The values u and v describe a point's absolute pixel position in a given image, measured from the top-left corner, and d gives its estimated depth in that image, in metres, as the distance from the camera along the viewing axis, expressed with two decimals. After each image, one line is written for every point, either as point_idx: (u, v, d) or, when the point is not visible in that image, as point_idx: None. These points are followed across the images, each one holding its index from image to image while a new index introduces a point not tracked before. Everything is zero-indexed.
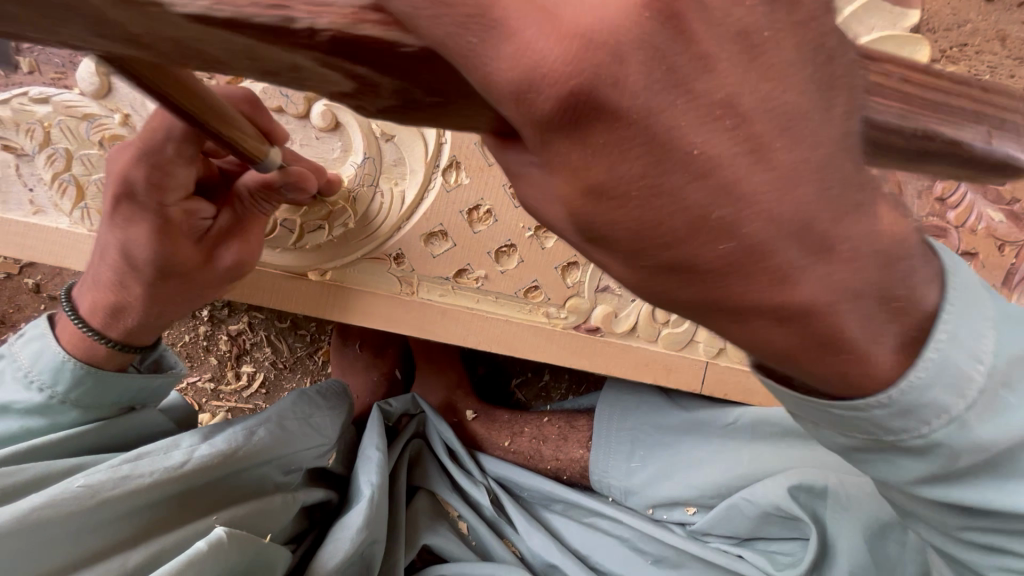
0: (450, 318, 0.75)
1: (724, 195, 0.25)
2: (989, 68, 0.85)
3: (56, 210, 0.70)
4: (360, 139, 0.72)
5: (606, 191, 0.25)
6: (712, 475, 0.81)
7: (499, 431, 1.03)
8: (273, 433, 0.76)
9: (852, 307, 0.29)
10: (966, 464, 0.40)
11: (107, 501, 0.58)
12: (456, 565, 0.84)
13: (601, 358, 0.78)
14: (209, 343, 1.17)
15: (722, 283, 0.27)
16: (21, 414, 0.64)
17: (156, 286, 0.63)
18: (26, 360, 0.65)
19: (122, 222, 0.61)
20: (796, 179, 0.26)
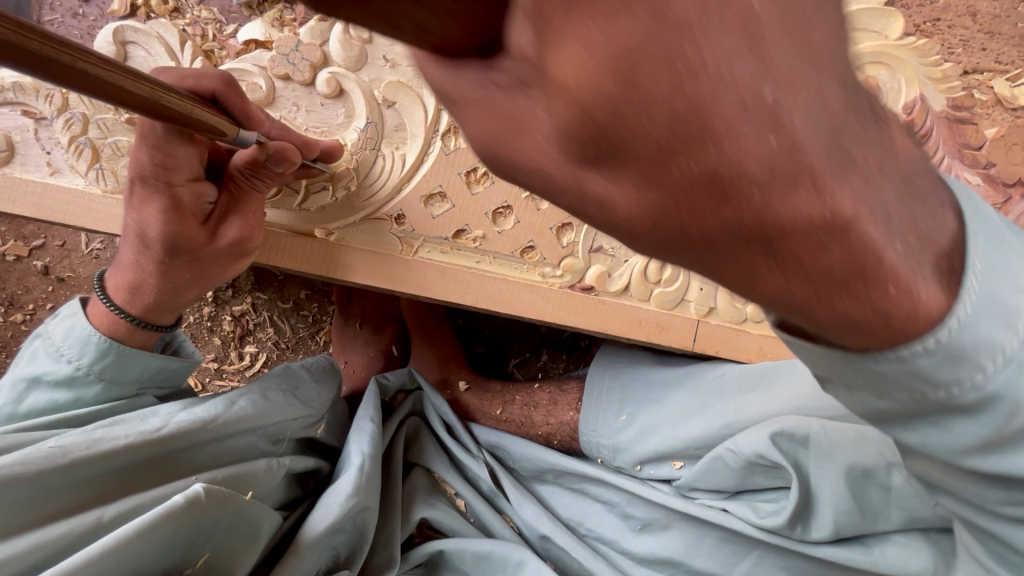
0: (448, 277, 0.78)
1: (767, 75, 0.23)
2: (962, 41, 0.88)
3: (71, 171, 0.73)
4: (363, 106, 0.75)
5: (633, 69, 0.22)
6: (699, 428, 0.82)
7: (491, 400, 1.07)
8: (256, 403, 0.77)
9: (778, 196, 0.26)
10: (944, 386, 0.37)
11: (79, 461, 0.59)
12: (455, 540, 0.85)
13: (594, 316, 0.81)
14: (213, 323, 1.19)
15: (637, 179, 0.26)
16: (50, 386, 0.67)
17: (166, 262, 0.67)
18: (58, 336, 0.68)
19: (138, 202, 0.65)
20: (817, 73, 0.25)
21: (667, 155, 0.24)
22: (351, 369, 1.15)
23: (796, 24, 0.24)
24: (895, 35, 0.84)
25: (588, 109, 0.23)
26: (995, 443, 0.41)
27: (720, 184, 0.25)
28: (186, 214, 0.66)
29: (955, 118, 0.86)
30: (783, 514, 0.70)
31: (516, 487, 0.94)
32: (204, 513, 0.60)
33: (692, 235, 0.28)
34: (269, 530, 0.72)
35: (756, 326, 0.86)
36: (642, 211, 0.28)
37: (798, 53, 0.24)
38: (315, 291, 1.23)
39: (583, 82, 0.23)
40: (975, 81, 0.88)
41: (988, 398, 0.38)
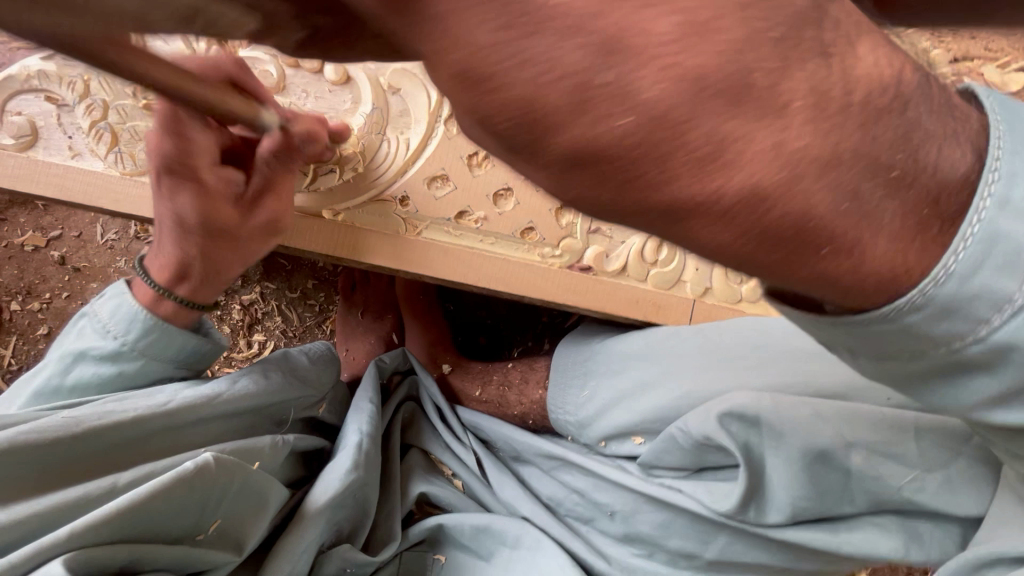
0: (450, 256, 0.81)
1: (610, 56, 0.26)
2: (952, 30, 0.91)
3: (91, 154, 0.76)
4: (370, 91, 0.78)
5: (484, 76, 0.27)
6: (656, 401, 0.83)
7: (471, 382, 1.10)
8: (258, 382, 0.78)
9: (694, 176, 0.28)
10: (955, 338, 0.36)
11: (90, 431, 0.61)
12: (456, 514, 0.87)
13: (595, 296, 0.84)
14: (223, 312, 1.22)
15: (531, 162, 0.30)
16: (94, 360, 0.70)
17: (204, 243, 0.70)
18: (104, 313, 0.70)
19: (169, 191, 0.68)
20: (698, 45, 0.27)
21: (539, 141, 0.28)
22: (353, 356, 1.18)
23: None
24: None
25: (490, 124, 0.28)
26: (1016, 397, 0.39)
27: (602, 171, 0.28)
28: (217, 199, 0.68)
29: None
30: (734, 499, 0.71)
31: (497, 469, 0.95)
32: (216, 482, 0.63)
33: (611, 212, 0.31)
34: (276, 502, 0.74)
35: (751, 306, 0.90)
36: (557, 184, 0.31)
37: (665, 33, 0.27)
38: (322, 281, 1.26)
39: (456, 92, 0.28)
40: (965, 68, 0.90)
41: (1001, 351, 0.36)
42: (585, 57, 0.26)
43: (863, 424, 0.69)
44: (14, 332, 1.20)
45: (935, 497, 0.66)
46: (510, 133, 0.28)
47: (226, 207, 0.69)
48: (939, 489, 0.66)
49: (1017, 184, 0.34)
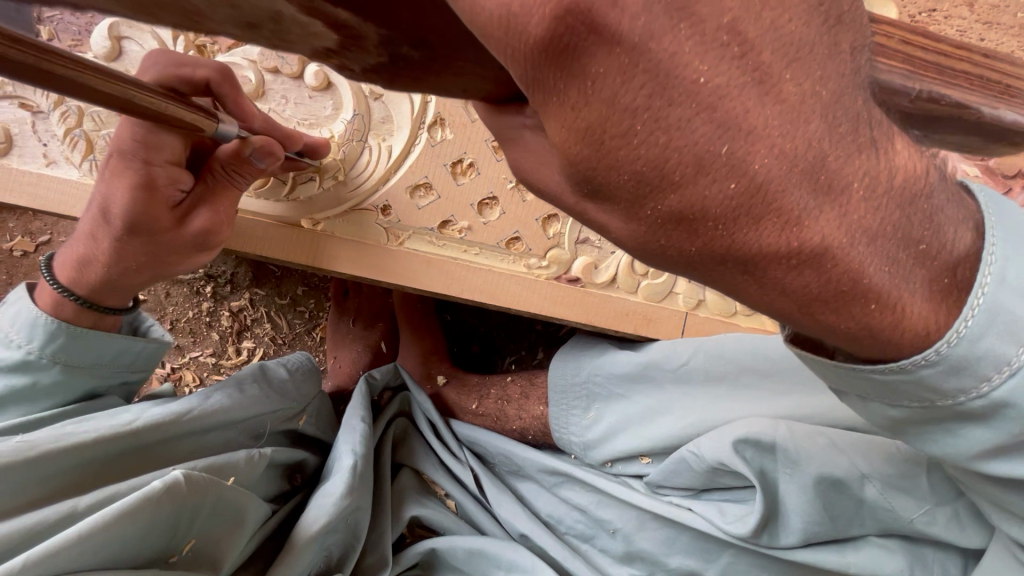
0: (435, 268, 0.79)
1: (726, 129, 0.28)
2: (960, 31, 0.87)
3: (66, 162, 0.75)
4: (350, 98, 0.76)
5: (604, 132, 0.29)
6: (670, 429, 0.80)
7: (468, 395, 1.07)
8: (230, 397, 0.77)
9: (768, 232, 0.31)
10: (952, 394, 0.41)
11: (47, 455, 0.59)
12: (445, 538, 0.85)
13: (581, 309, 0.81)
14: (211, 319, 1.21)
15: (617, 216, 0.33)
16: (4, 372, 0.66)
17: (124, 243, 0.66)
18: (5, 323, 0.67)
19: (108, 178, 0.65)
20: (799, 121, 0.29)
21: (644, 196, 0.30)
22: (340, 364, 1.17)
23: (762, 84, 0.29)
24: (890, 24, 0.83)
25: (575, 163, 0.31)
26: (1003, 449, 0.45)
27: (695, 225, 0.31)
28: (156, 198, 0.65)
29: None
30: (748, 524, 0.69)
31: (497, 486, 0.93)
32: (186, 501, 0.61)
33: (677, 260, 0.34)
34: (255, 519, 0.72)
35: (746, 319, 0.86)
36: (629, 237, 0.34)
37: (772, 104, 0.29)
38: (312, 287, 1.24)
39: (567, 141, 0.30)
40: None
41: (996, 405, 0.42)
42: (704, 128, 0.28)
43: (875, 453, 0.65)
44: None
45: (945, 531, 0.63)
46: (588, 147, 0.29)
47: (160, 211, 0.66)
48: (950, 523, 0.63)
49: (1013, 265, 0.39)
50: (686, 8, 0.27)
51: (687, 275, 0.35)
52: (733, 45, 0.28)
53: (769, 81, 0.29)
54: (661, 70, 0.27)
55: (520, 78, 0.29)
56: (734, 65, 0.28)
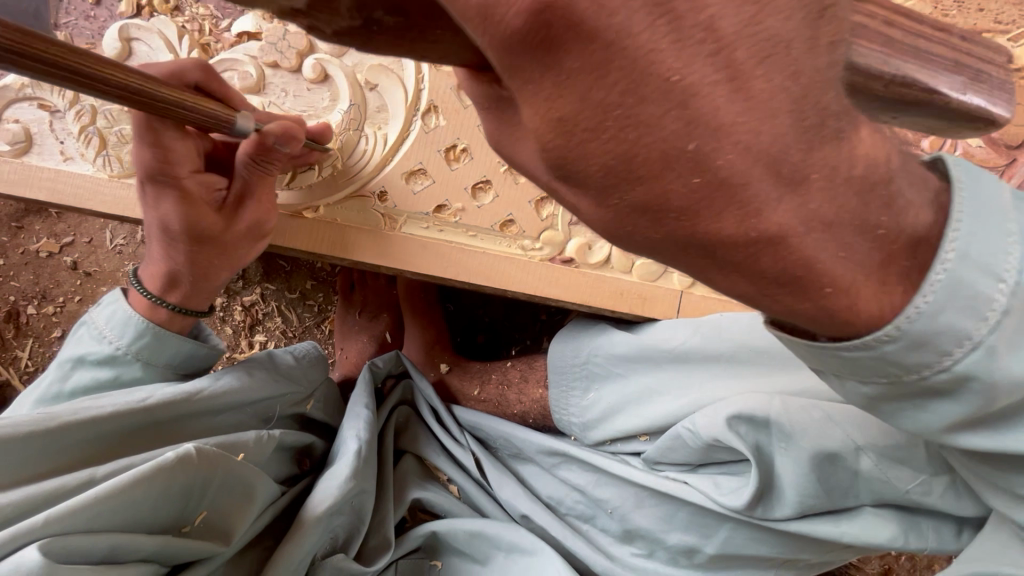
0: (429, 252, 0.81)
1: (696, 126, 0.28)
2: (956, 3, 0.86)
3: (80, 158, 0.79)
4: (346, 88, 0.79)
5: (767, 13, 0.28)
6: (666, 408, 0.79)
7: (470, 381, 1.08)
8: (240, 379, 0.80)
9: (860, 156, 0.34)
10: (935, 378, 0.43)
11: (65, 427, 0.63)
12: (446, 521, 0.86)
13: (573, 289, 0.81)
14: (225, 314, 1.25)
15: (755, 128, 0.29)
16: (93, 364, 0.73)
17: (191, 249, 0.73)
18: (100, 321, 0.74)
19: (152, 201, 0.71)
20: (788, 116, 0.29)
21: (661, 177, 0.30)
22: (346, 355, 1.19)
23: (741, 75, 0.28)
24: None
25: (724, 47, 0.27)
26: (982, 425, 0.48)
27: (659, 215, 0.31)
28: (198, 205, 0.72)
29: None
30: (742, 496, 0.69)
31: (497, 469, 0.94)
32: (200, 472, 0.65)
33: (792, 183, 0.31)
34: (264, 495, 0.76)
35: None
36: (753, 155, 0.30)
37: (742, 98, 0.28)
38: (320, 282, 1.27)
39: (541, 130, 0.30)
40: None
41: (974, 384, 0.43)
42: (845, 33, 0.31)
43: (871, 426, 0.64)
44: (31, 336, 1.25)
45: (940, 500, 0.62)
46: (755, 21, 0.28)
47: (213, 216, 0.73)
48: (946, 491, 0.62)
49: (975, 242, 0.40)
50: None
51: (665, 257, 0.36)
52: (707, 32, 0.27)
53: None
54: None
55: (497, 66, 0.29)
56: (710, 54, 0.27)
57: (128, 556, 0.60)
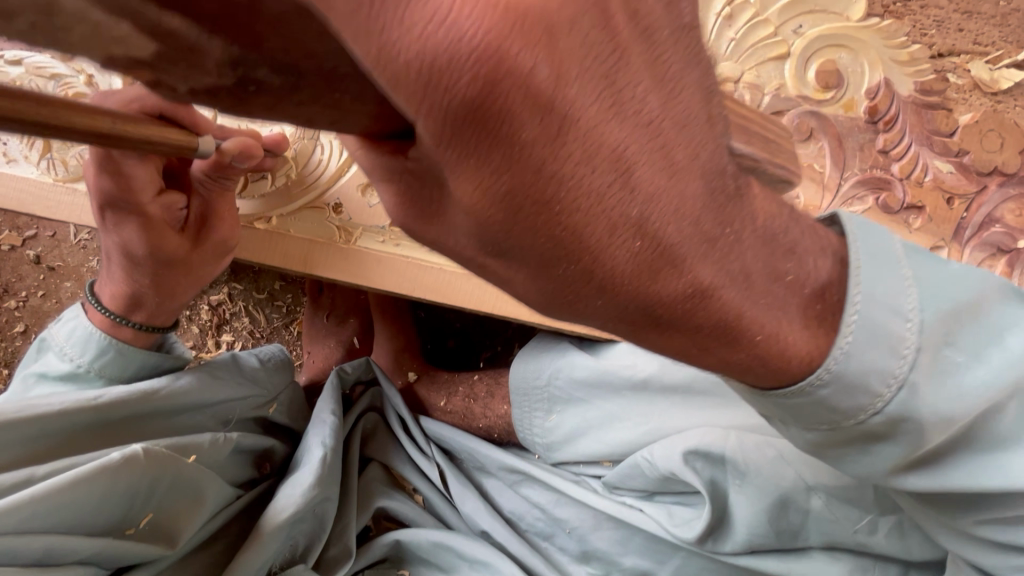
0: (386, 266, 0.79)
1: (637, 199, 0.29)
2: (936, 22, 0.83)
3: (25, 160, 0.76)
4: None
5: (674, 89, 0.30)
6: (626, 435, 0.75)
7: (437, 391, 1.03)
8: (198, 379, 0.77)
9: (749, 204, 0.36)
10: (852, 414, 0.44)
11: (10, 423, 0.62)
12: (410, 529, 0.86)
13: (531, 307, 0.80)
14: (191, 313, 1.23)
15: (677, 192, 0.31)
16: (54, 380, 0.72)
17: (157, 273, 0.72)
18: (62, 337, 0.72)
19: (114, 227, 0.70)
20: (698, 180, 0.32)
21: (611, 239, 0.30)
22: (314, 359, 1.18)
23: (665, 150, 0.30)
24: (859, 16, 0.80)
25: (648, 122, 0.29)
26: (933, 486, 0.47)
27: (605, 284, 0.31)
28: (162, 229, 0.71)
29: (924, 103, 0.81)
30: (694, 529, 0.68)
31: (460, 482, 0.92)
32: (139, 475, 0.63)
33: (710, 237, 0.33)
34: (217, 497, 0.74)
35: None
36: (678, 214, 0.31)
37: (666, 171, 0.30)
38: (289, 282, 1.25)
39: (478, 202, 0.28)
40: (948, 64, 0.83)
41: (894, 420, 0.44)
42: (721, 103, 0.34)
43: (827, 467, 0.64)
44: None
45: (886, 541, 0.63)
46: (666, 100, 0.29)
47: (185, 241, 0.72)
48: (892, 534, 0.63)
49: (879, 285, 0.42)
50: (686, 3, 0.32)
51: (603, 322, 0.35)
52: (641, 113, 0.28)
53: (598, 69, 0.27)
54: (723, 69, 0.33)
55: (422, 133, 0.26)
56: (645, 132, 0.29)
57: (66, 557, 0.60)
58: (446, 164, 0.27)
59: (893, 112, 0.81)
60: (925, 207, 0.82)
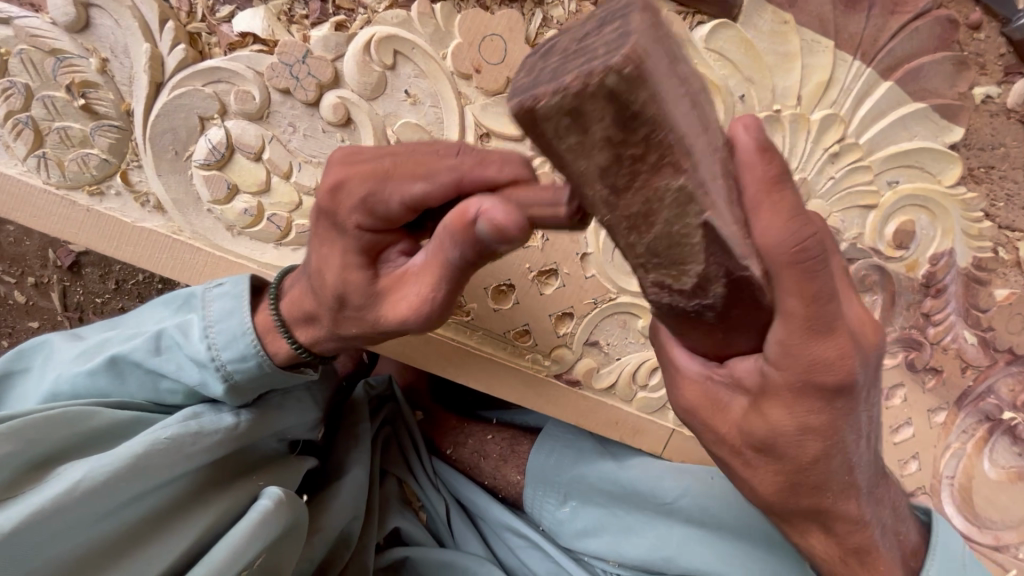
0: (440, 347, 0.76)
1: (797, 471, 0.49)
2: (1008, 195, 0.80)
3: (8, 151, 0.64)
4: (371, 141, 0.66)
5: (807, 464, 0.48)
6: (643, 549, 0.84)
7: (443, 437, 0.99)
8: (261, 413, 0.68)
9: (852, 525, 0.53)
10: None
11: (174, 462, 0.59)
12: (422, 551, 0.85)
13: (571, 410, 0.79)
14: (164, 286, 1.09)
15: (775, 469, 0.49)
16: (98, 365, 0.64)
17: (339, 312, 0.56)
18: (212, 316, 0.63)
19: (324, 241, 0.53)
20: (843, 485, 0.50)
21: (787, 445, 0.47)
22: None
23: (797, 464, 0.48)
24: (950, 182, 0.79)
25: (808, 454, 0.47)
26: None
27: (790, 485, 0.50)
28: (341, 250, 0.52)
29: (974, 277, 0.83)
30: None
31: (464, 522, 0.92)
32: (285, 518, 0.65)
33: (827, 503, 0.51)
34: (298, 531, 0.69)
35: None
36: (782, 491, 0.51)
37: (798, 464, 0.48)
38: None
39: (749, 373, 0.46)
40: (1006, 238, 0.82)
41: None
42: (855, 474, 0.50)
43: None
44: None
45: None
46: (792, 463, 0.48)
47: (359, 216, 0.49)
48: None
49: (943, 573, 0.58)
50: (826, 405, 0.44)
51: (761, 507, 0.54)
52: (816, 449, 0.47)
53: (799, 416, 0.45)
54: (842, 477, 0.50)
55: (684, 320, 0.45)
56: (809, 445, 0.46)
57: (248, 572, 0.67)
58: (751, 405, 0.47)
59: (945, 280, 0.83)
60: (942, 370, 0.86)
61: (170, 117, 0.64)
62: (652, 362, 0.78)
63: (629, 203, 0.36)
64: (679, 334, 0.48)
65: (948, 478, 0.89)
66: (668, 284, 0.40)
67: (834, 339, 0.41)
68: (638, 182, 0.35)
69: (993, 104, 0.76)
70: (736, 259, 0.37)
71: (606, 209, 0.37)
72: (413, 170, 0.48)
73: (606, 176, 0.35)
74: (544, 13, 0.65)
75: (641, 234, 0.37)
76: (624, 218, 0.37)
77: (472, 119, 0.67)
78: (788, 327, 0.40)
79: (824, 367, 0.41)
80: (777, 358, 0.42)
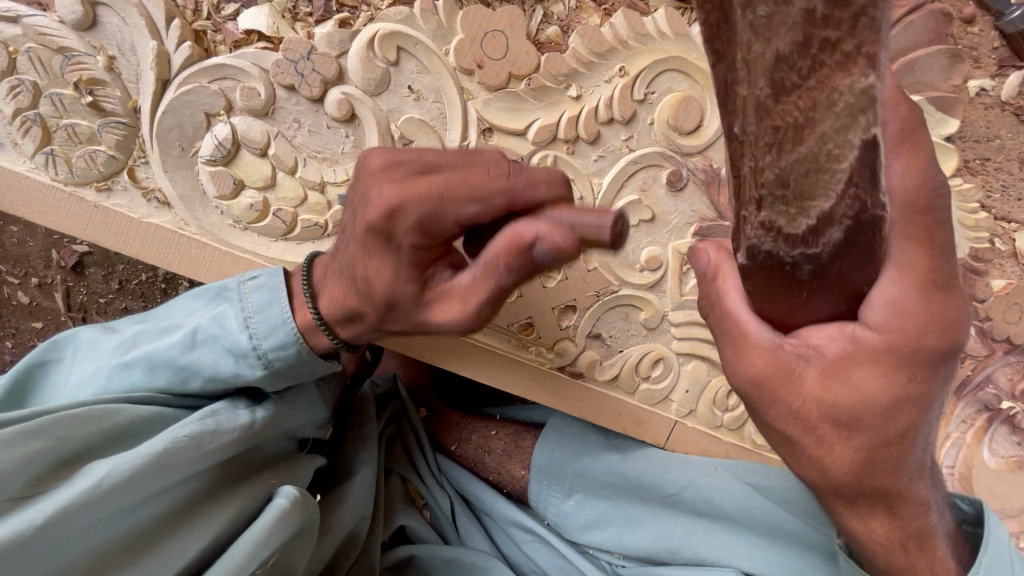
0: (444, 341, 0.76)
1: (877, 442, 0.47)
2: (1003, 187, 0.81)
3: (16, 148, 0.65)
4: (374, 136, 0.67)
5: (891, 430, 0.47)
6: (648, 540, 0.84)
7: (447, 433, 1.01)
8: (274, 411, 0.68)
9: (906, 507, 0.52)
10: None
11: (191, 461, 0.58)
12: (428, 547, 0.85)
13: (576, 401, 0.80)
14: (167, 286, 1.10)
15: (857, 444, 0.47)
16: (134, 361, 0.63)
17: (382, 314, 0.56)
18: (251, 305, 0.62)
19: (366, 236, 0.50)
20: (907, 463, 0.49)
21: (881, 415, 0.46)
22: None
23: (876, 432, 0.47)
24: (947, 173, 0.79)
25: (890, 418, 0.46)
26: None
27: (859, 464, 0.48)
28: (384, 252, 0.50)
29: (971, 267, 0.84)
30: None
31: (469, 517, 0.92)
32: (299, 517, 0.65)
33: (891, 483, 0.49)
34: (313, 530, 0.69)
35: (728, 433, 0.82)
36: (856, 470, 0.48)
37: (874, 435, 0.47)
38: None
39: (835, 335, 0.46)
40: (1003, 229, 0.83)
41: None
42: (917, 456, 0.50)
43: None
44: None
45: None
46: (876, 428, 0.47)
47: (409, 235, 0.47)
48: None
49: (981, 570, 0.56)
50: (925, 368, 0.44)
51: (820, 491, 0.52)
52: (901, 414, 0.46)
53: (892, 374, 0.44)
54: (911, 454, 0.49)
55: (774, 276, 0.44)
56: (896, 411, 0.46)
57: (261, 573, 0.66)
58: (833, 368, 0.46)
59: None
60: None
61: (177, 114, 0.65)
62: (654, 354, 0.78)
63: (786, 108, 0.35)
64: (760, 295, 0.47)
65: (948, 467, 0.90)
66: (779, 226, 0.40)
67: (938, 298, 0.41)
68: (811, 82, 0.34)
69: (987, 97, 0.78)
70: (873, 196, 0.37)
71: (760, 104, 0.36)
72: (464, 192, 0.45)
73: (777, 70, 0.34)
74: (544, 10, 0.67)
75: (778, 156, 0.37)
76: (766, 134, 0.37)
77: (475, 114, 0.68)
78: (904, 283, 0.41)
79: (935, 324, 0.42)
80: (883, 315, 0.42)
